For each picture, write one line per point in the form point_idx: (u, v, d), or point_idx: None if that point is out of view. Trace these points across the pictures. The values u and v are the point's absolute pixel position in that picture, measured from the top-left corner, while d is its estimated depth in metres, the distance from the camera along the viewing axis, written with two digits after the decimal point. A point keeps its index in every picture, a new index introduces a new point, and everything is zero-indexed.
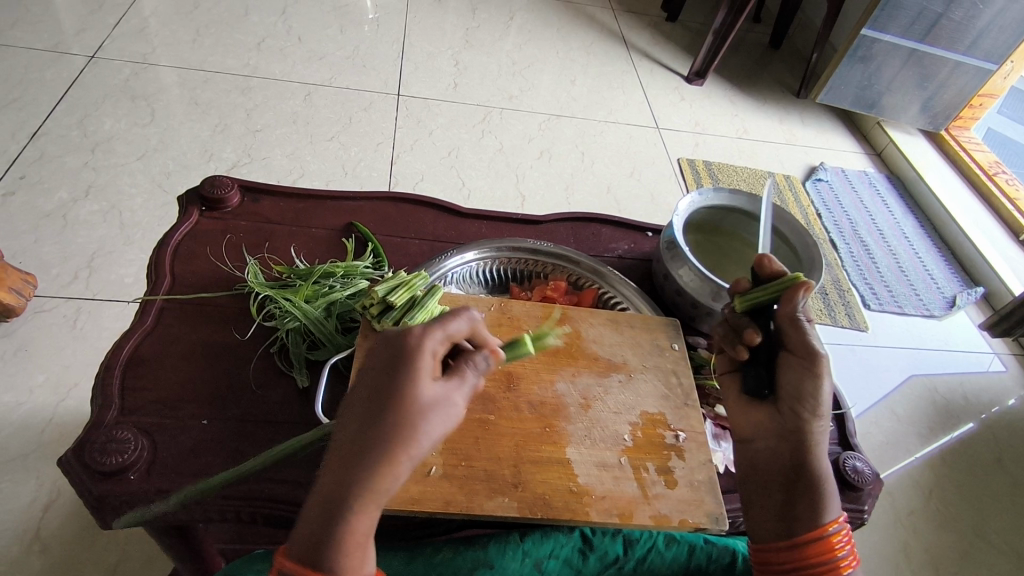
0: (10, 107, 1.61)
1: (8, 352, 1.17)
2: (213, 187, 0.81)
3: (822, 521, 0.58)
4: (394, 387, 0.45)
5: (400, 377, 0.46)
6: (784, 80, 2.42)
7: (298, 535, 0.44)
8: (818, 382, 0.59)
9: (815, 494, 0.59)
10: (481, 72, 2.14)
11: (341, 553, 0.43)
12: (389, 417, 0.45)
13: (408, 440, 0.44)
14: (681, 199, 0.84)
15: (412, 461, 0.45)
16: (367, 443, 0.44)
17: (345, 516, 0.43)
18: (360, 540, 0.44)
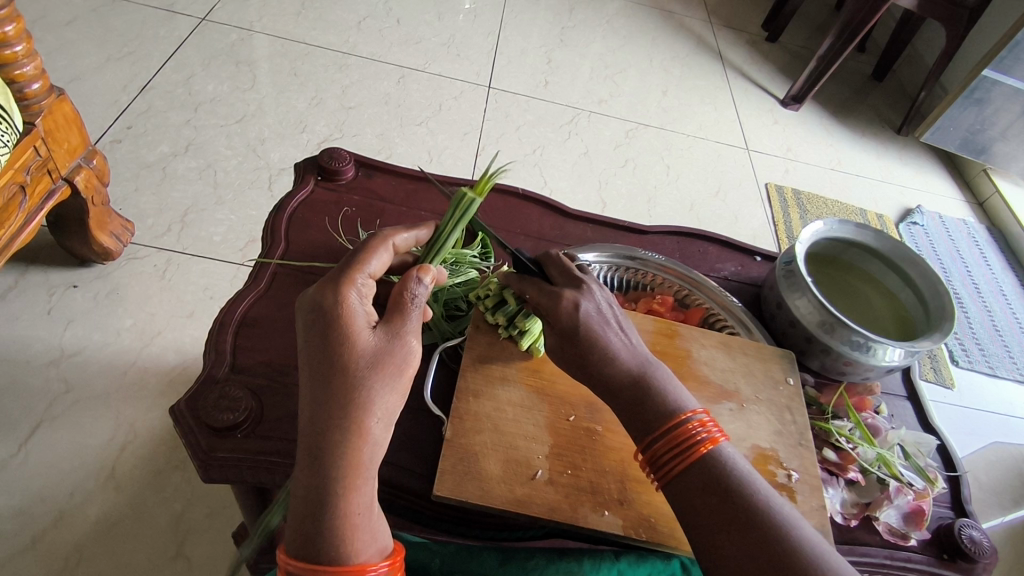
0: (125, 60, 1.67)
1: (102, 293, 1.22)
2: (331, 158, 0.82)
3: (671, 413, 0.51)
4: (335, 359, 0.49)
5: (335, 350, 0.49)
6: (885, 115, 2.31)
7: (297, 536, 0.45)
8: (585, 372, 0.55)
9: (647, 397, 0.52)
10: (573, 72, 2.12)
11: (347, 533, 0.45)
12: (340, 388, 0.48)
13: (364, 399, 0.48)
14: (805, 227, 0.81)
15: (380, 417, 0.49)
16: (325, 419, 0.47)
17: (337, 497, 0.46)
18: (361, 513, 0.47)
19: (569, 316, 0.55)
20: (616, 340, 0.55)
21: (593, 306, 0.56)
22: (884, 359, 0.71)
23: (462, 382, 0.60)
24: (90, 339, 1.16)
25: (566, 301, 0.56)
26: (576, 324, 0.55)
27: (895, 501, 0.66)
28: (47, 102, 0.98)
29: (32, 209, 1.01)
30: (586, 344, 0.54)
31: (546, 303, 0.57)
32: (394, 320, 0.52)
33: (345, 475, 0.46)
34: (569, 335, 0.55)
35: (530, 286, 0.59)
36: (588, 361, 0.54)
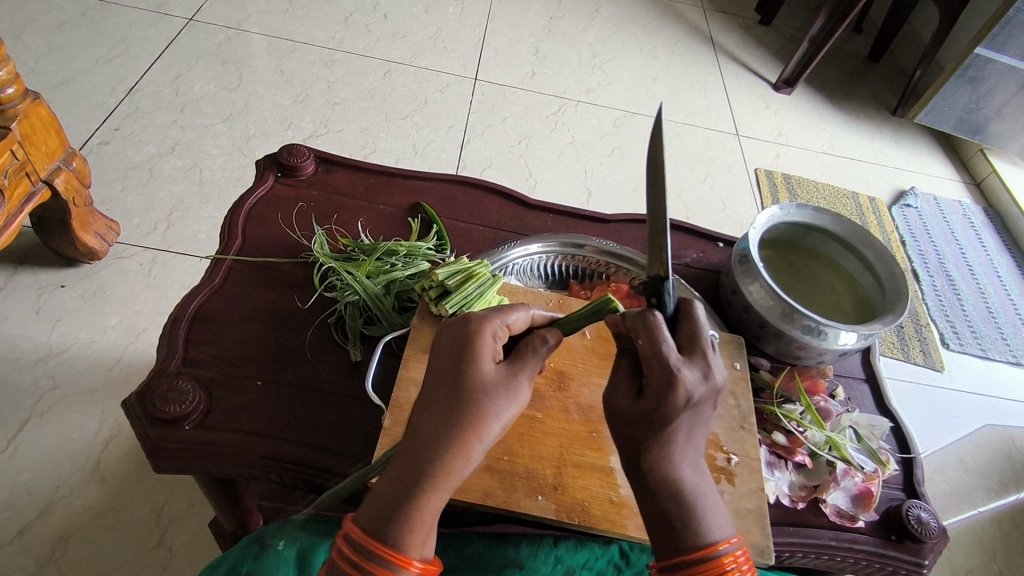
0: (112, 62, 1.70)
1: (88, 292, 1.25)
2: (290, 154, 0.83)
3: (707, 541, 0.47)
4: (468, 374, 0.47)
5: (467, 366, 0.48)
6: (881, 96, 2.28)
7: (372, 510, 0.46)
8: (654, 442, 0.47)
9: (686, 516, 0.47)
10: (561, 62, 2.12)
11: (411, 526, 0.45)
12: (465, 400, 0.47)
13: (482, 421, 0.46)
14: (760, 212, 0.80)
15: (479, 440, 0.46)
16: (440, 423, 0.46)
17: (418, 494, 0.45)
18: (430, 518, 0.46)
19: (674, 410, 0.45)
20: (694, 440, 0.48)
21: (707, 397, 0.46)
22: (837, 342, 0.71)
23: (402, 371, 0.61)
24: (76, 337, 1.18)
25: (682, 396, 0.45)
26: (674, 416, 0.46)
27: (843, 484, 0.66)
28: (22, 106, 1.00)
29: (10, 211, 1.03)
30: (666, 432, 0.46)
31: (655, 386, 0.46)
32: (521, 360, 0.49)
33: (433, 481, 0.45)
34: (657, 421, 0.46)
35: (647, 341, 0.47)
36: (648, 450, 0.47)
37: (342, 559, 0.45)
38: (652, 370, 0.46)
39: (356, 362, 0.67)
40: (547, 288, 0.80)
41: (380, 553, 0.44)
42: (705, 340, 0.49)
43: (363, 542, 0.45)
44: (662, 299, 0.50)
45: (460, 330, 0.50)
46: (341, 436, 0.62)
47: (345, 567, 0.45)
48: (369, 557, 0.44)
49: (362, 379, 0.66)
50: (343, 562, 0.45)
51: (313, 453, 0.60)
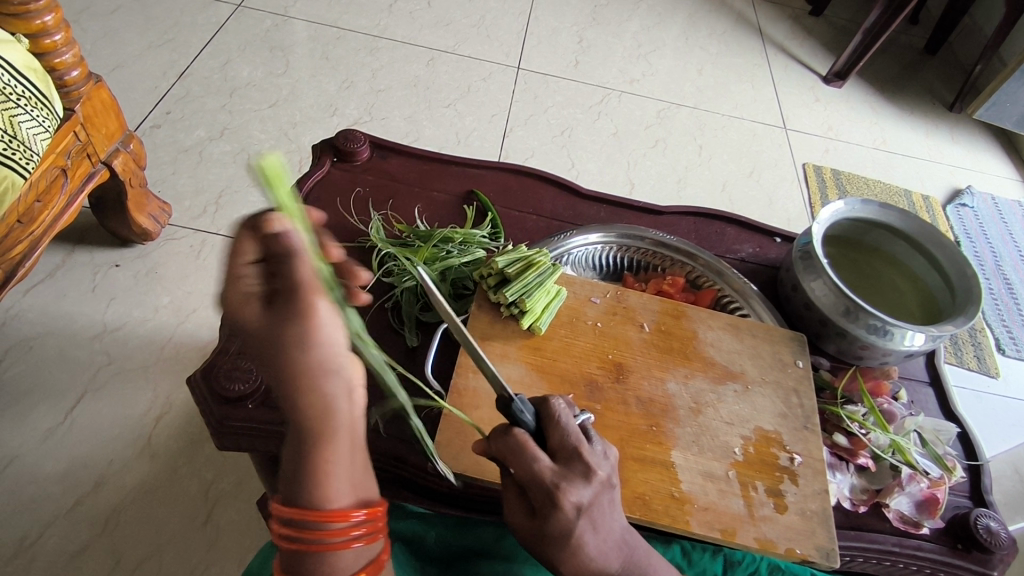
0: (164, 47, 1.73)
1: (141, 272, 1.28)
2: (347, 140, 0.83)
3: None
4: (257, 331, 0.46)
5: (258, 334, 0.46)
6: (937, 91, 2.20)
7: (284, 484, 0.47)
8: (569, 550, 0.47)
9: None
10: (605, 51, 2.09)
11: (320, 480, 0.46)
12: (280, 348, 0.46)
13: (306, 355, 0.46)
14: (825, 207, 0.78)
15: (319, 370, 0.46)
16: (284, 389, 0.47)
17: (313, 448, 0.47)
18: (337, 464, 0.47)
19: (568, 521, 0.46)
20: (604, 528, 0.48)
21: (598, 497, 0.47)
22: (904, 344, 0.69)
23: (462, 357, 0.61)
24: (130, 316, 1.22)
25: (570, 508, 0.46)
26: (570, 526, 0.46)
27: (907, 489, 0.64)
28: (86, 88, 1.03)
29: (73, 191, 1.06)
30: (572, 541, 0.47)
31: (543, 505, 0.46)
32: (294, 285, 0.45)
33: (318, 427, 0.47)
34: (556, 534, 0.47)
35: (519, 465, 0.47)
36: (560, 560, 0.47)
37: (282, 543, 0.46)
38: (534, 492, 0.47)
39: (412, 348, 0.67)
40: (600, 279, 0.79)
41: (305, 519, 0.45)
42: (575, 437, 0.49)
43: (290, 519, 0.46)
44: (517, 415, 0.49)
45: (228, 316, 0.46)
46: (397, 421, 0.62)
47: (288, 550, 0.46)
48: (300, 526, 0.46)
49: (418, 365, 0.66)
50: (284, 545, 0.46)
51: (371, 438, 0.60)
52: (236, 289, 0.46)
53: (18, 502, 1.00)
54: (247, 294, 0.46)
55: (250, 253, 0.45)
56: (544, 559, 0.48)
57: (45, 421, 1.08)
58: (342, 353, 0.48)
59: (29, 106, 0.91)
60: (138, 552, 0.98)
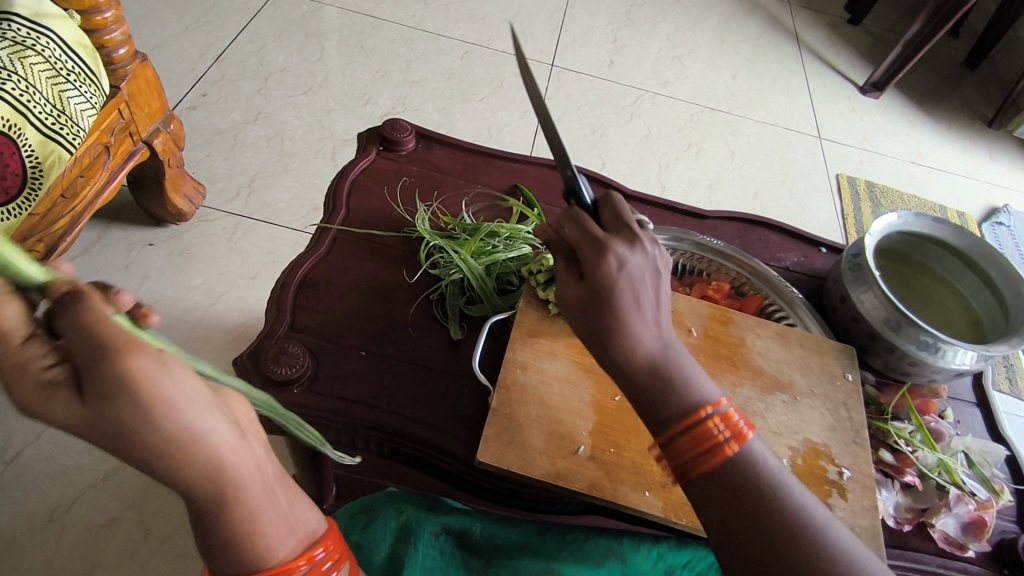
0: (202, 30, 1.74)
1: (174, 252, 1.29)
2: (393, 129, 0.83)
3: (693, 405, 0.47)
4: (87, 432, 0.35)
5: (89, 429, 0.34)
6: (976, 105, 2.16)
7: (210, 556, 0.42)
8: (607, 311, 0.46)
9: (663, 387, 0.47)
10: (639, 52, 2.07)
11: (248, 544, 0.42)
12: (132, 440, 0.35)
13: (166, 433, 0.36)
14: (879, 219, 0.76)
15: (188, 439, 0.37)
16: (157, 473, 0.37)
17: (227, 515, 0.40)
18: (261, 515, 0.42)
19: (610, 276, 0.47)
20: (645, 309, 0.47)
21: (643, 268, 0.48)
22: (954, 362, 0.68)
23: (509, 353, 0.60)
24: (162, 295, 1.22)
25: (614, 261, 0.47)
26: (612, 284, 0.46)
27: (955, 510, 0.63)
28: (132, 66, 1.03)
29: (114, 168, 1.07)
30: (613, 305, 0.46)
31: (589, 261, 0.48)
32: (94, 351, 0.34)
33: (222, 491, 0.39)
34: (600, 293, 0.47)
35: (573, 226, 0.50)
36: (600, 324, 0.47)
37: None
38: (582, 252, 0.49)
39: (456, 342, 0.66)
40: None
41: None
42: (630, 221, 0.51)
43: None
44: (579, 198, 0.53)
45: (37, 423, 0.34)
46: (441, 413, 0.61)
47: None
48: None
49: (461, 358, 0.65)
50: None
51: (414, 428, 0.60)
52: (26, 380, 0.34)
53: (48, 474, 1.01)
54: (51, 383, 0.34)
55: (15, 321, 0.34)
56: (585, 325, 0.48)
57: None
58: (204, 402, 0.38)
59: (77, 82, 0.91)
60: (164, 530, 0.99)
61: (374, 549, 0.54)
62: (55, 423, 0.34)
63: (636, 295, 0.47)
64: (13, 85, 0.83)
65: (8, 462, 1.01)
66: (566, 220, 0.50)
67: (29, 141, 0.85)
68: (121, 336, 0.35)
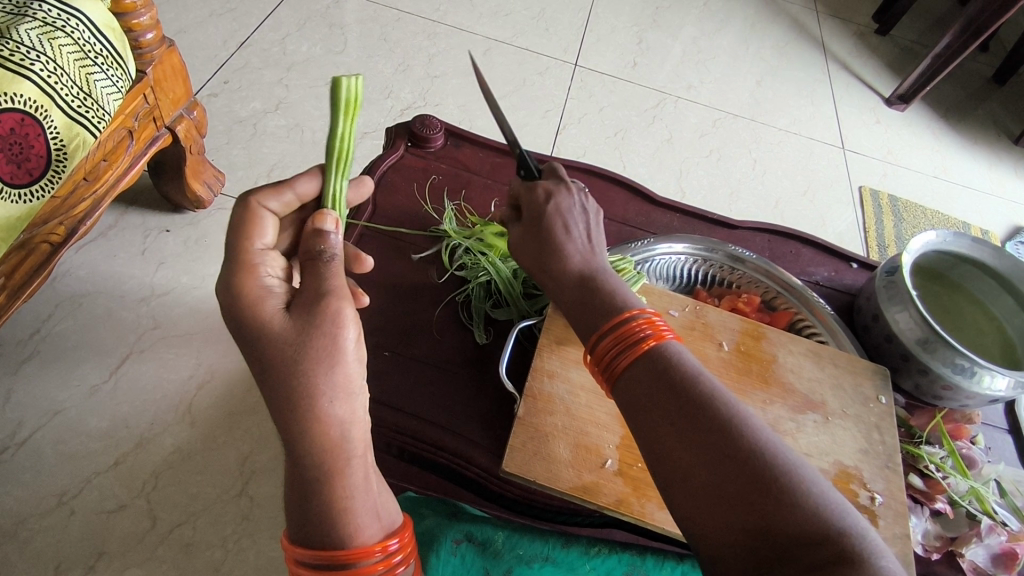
0: (226, 17, 1.73)
1: (191, 239, 1.28)
2: (423, 125, 0.81)
3: (621, 310, 0.53)
4: (266, 350, 0.48)
5: (287, 343, 0.48)
6: (1003, 122, 2.12)
7: (297, 527, 0.47)
8: (544, 233, 0.60)
9: (593, 295, 0.55)
10: (663, 55, 2.05)
11: (340, 518, 0.47)
12: (297, 370, 0.47)
13: (320, 375, 0.48)
14: (916, 236, 0.75)
15: (343, 391, 0.49)
16: (288, 423, 0.48)
17: (322, 483, 0.47)
18: (354, 491, 0.48)
19: (543, 205, 0.61)
20: (574, 233, 0.59)
21: (572, 203, 0.61)
22: (988, 388, 0.66)
23: (538, 361, 0.59)
24: (178, 281, 1.22)
25: (543, 193, 0.61)
26: (544, 213, 0.60)
27: (986, 540, 0.60)
28: (158, 51, 1.02)
29: (137, 152, 1.06)
30: (548, 228, 0.59)
31: (529, 201, 0.62)
32: (314, 289, 0.50)
33: (326, 454, 0.48)
34: (537, 222, 0.60)
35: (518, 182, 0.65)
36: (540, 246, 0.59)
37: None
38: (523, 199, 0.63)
39: (481, 345, 0.65)
40: (673, 289, 0.77)
41: (333, 557, 0.46)
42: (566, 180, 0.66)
43: (312, 559, 0.46)
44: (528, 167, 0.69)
45: (249, 322, 0.49)
46: (463, 418, 0.60)
47: None
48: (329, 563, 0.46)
49: (486, 363, 0.64)
50: None
51: (436, 433, 0.58)
52: (257, 283, 0.50)
53: (59, 457, 1.00)
54: (274, 292, 0.51)
55: (267, 234, 0.53)
56: (534, 255, 0.60)
57: (90, 378, 1.08)
58: (351, 371, 0.50)
59: (105, 66, 0.90)
60: (172, 518, 0.98)
61: None
62: (267, 328, 0.48)
63: (567, 222, 0.60)
64: (41, 66, 0.82)
65: (21, 442, 1.01)
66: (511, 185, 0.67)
67: (55, 124, 0.84)
68: (335, 287, 0.51)
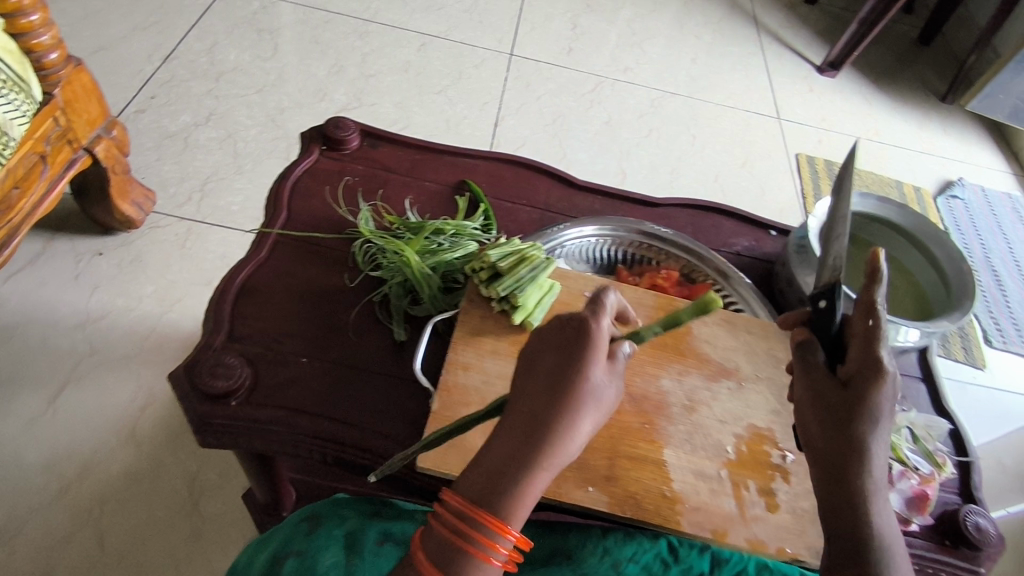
0: (148, 29, 1.69)
1: (125, 260, 1.25)
2: (337, 127, 0.81)
3: None
4: (569, 364, 0.47)
5: (583, 391, 0.46)
6: (930, 81, 2.19)
7: (471, 479, 0.46)
8: (862, 425, 0.47)
9: (876, 550, 0.46)
10: (599, 39, 2.06)
11: (512, 506, 0.44)
12: (574, 397, 0.46)
13: (580, 421, 0.46)
14: (821, 201, 0.77)
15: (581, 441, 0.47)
16: (535, 417, 0.45)
17: (519, 475, 0.45)
18: (527, 505, 0.45)
19: (880, 402, 0.47)
20: (888, 441, 0.48)
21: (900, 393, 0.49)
22: (897, 339, 0.69)
23: (451, 355, 0.59)
24: (113, 304, 1.19)
25: (891, 393, 0.47)
26: (878, 404, 0.47)
27: (898, 485, 0.64)
28: (66, 71, 1.00)
29: (54, 176, 1.03)
30: (871, 424, 0.47)
31: (856, 371, 0.48)
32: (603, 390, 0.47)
33: (539, 465, 0.45)
34: (857, 408, 0.47)
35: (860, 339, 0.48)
36: (853, 427, 0.47)
37: (439, 524, 0.45)
38: (856, 361, 0.48)
39: (400, 343, 0.65)
40: (593, 272, 0.78)
41: (480, 519, 0.43)
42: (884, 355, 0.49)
43: (464, 510, 0.44)
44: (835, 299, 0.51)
45: (574, 346, 0.47)
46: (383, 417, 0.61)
47: (444, 533, 0.44)
48: (472, 524, 0.44)
49: (405, 359, 0.65)
50: (441, 527, 0.44)
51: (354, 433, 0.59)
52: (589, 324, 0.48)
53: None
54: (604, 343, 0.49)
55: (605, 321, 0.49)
56: (831, 428, 0.48)
57: (27, 410, 1.06)
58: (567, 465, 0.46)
59: (4, 90, 0.88)
60: (123, 545, 0.97)
61: (319, 554, 0.51)
62: (578, 366, 0.46)
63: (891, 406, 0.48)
64: None
65: None
66: (876, 313, 0.47)
67: None
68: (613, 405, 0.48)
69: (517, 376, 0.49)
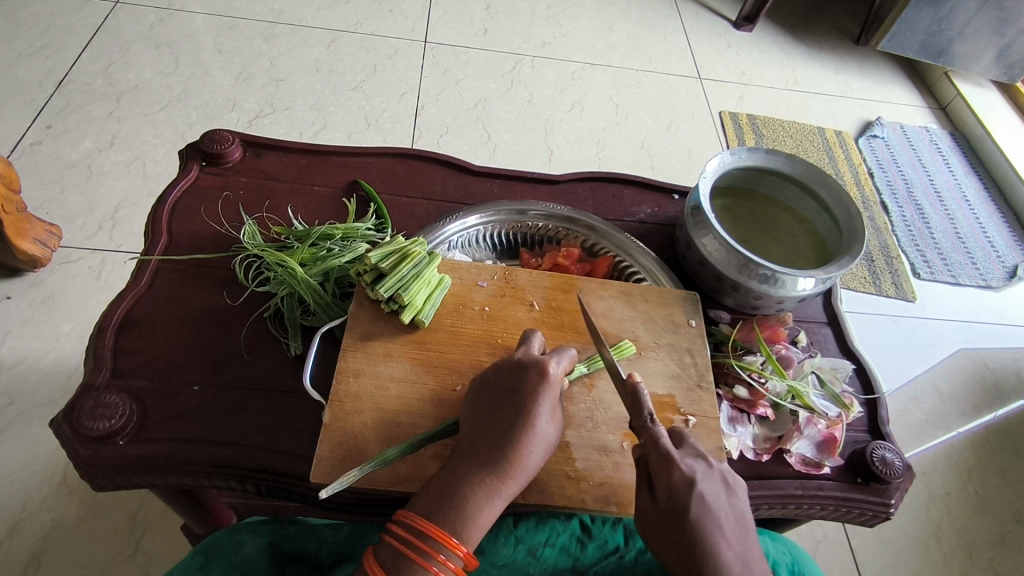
0: (38, 55, 1.60)
1: (36, 301, 1.20)
2: (214, 141, 0.78)
3: None
4: (519, 405, 0.52)
5: (533, 429, 0.51)
6: (844, 25, 2.23)
7: (426, 498, 0.49)
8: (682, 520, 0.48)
9: None
10: (514, 17, 2.03)
11: (462, 525, 0.48)
12: (524, 431, 0.51)
13: (530, 453, 0.51)
14: (711, 160, 0.77)
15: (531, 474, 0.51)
16: (487, 446, 0.50)
17: (471, 496, 0.48)
18: (478, 528, 0.49)
19: (683, 496, 0.49)
20: (722, 528, 0.49)
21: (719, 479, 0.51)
22: (796, 290, 0.69)
23: (342, 362, 0.58)
24: (28, 350, 1.14)
25: (681, 481, 0.49)
26: (687, 499, 0.49)
27: (806, 432, 0.65)
28: None
29: None
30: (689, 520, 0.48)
31: (658, 475, 0.50)
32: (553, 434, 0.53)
33: (490, 492, 0.49)
34: (673, 507, 0.49)
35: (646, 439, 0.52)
36: (679, 525, 0.48)
37: (392, 537, 0.47)
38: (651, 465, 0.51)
39: (296, 356, 0.64)
40: (495, 257, 0.77)
41: (432, 533, 0.47)
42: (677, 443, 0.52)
43: (417, 525, 0.47)
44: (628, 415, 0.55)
45: (526, 388, 0.52)
46: (281, 434, 0.59)
47: (396, 545, 0.47)
48: (424, 537, 0.47)
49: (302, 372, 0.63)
50: (394, 539, 0.47)
51: (252, 455, 0.57)
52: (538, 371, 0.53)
53: None
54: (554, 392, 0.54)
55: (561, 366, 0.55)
56: (665, 533, 0.49)
57: None
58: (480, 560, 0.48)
59: None
60: None
61: None
62: (529, 404, 0.52)
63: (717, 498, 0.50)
64: None
65: None
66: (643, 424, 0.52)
67: None
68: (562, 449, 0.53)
69: (467, 412, 0.54)
